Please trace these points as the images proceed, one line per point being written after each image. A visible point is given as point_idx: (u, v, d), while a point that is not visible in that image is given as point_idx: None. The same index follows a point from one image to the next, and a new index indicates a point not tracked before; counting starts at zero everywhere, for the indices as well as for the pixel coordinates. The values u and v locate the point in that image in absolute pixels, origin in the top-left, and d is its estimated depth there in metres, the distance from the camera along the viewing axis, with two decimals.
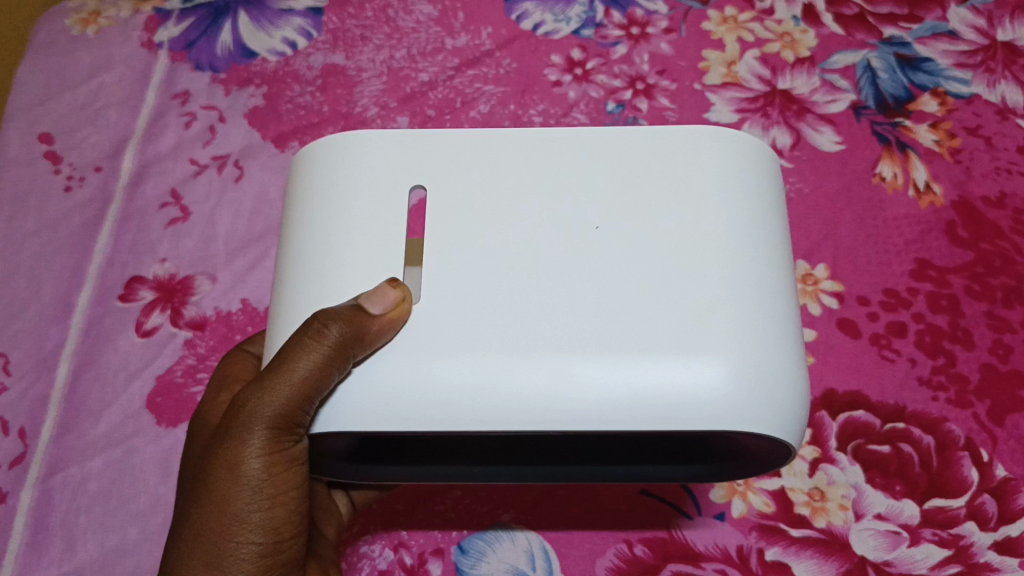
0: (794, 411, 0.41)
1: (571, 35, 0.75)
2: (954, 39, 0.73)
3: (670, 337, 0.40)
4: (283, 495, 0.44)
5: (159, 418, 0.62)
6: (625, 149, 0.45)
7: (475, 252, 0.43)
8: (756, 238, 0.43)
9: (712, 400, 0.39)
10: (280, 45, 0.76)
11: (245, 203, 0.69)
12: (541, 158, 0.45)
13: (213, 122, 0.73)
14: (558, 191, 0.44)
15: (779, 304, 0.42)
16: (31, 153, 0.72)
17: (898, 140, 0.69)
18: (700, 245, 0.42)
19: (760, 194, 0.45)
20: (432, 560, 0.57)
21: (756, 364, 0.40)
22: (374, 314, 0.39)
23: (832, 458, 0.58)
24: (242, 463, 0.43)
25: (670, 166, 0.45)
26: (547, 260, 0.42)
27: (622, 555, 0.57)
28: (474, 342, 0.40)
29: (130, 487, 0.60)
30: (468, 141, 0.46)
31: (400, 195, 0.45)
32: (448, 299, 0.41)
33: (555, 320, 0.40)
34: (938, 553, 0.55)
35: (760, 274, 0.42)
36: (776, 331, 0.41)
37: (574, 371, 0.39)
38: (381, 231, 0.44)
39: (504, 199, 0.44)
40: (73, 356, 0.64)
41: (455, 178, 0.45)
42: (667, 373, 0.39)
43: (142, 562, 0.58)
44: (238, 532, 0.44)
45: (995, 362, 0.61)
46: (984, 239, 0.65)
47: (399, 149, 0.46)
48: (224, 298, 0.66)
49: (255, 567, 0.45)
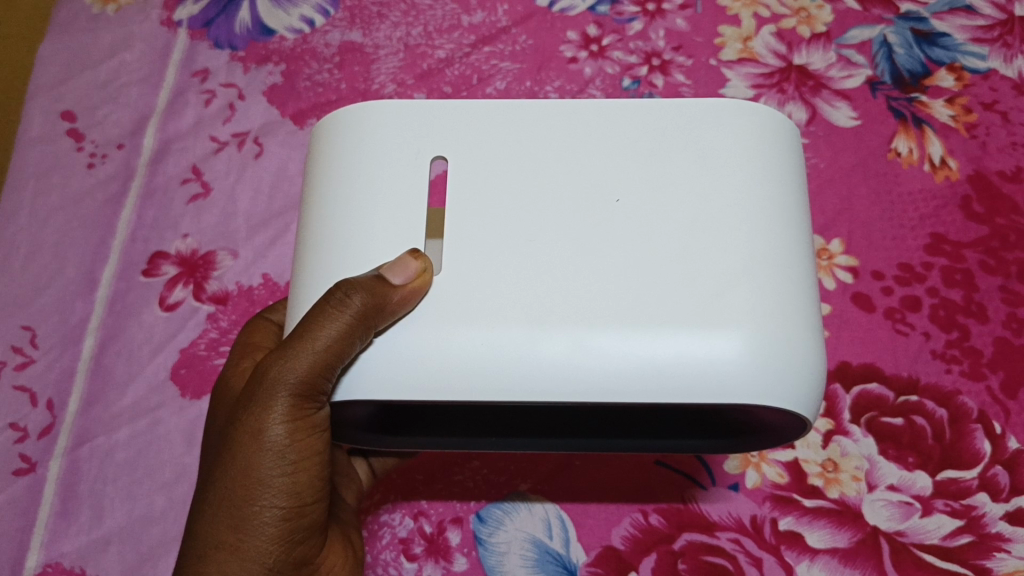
0: (812, 384, 0.41)
1: (587, 11, 0.75)
2: (971, 13, 0.73)
3: (689, 310, 0.40)
4: (306, 461, 0.45)
5: (183, 390, 0.63)
6: (646, 121, 0.46)
7: (496, 222, 0.43)
8: (773, 211, 0.43)
9: (731, 373, 0.39)
10: (298, 22, 0.76)
11: (265, 179, 0.70)
12: (563, 129, 0.46)
13: (233, 100, 0.73)
14: (579, 164, 0.45)
15: (797, 277, 0.42)
16: (54, 131, 0.73)
17: (914, 115, 0.69)
18: (719, 219, 0.43)
19: (780, 165, 0.45)
20: (451, 528, 0.58)
21: (772, 336, 0.40)
22: (395, 284, 0.40)
23: (846, 430, 0.59)
24: (266, 428, 0.44)
25: (692, 139, 0.45)
26: (568, 232, 0.43)
27: (637, 524, 0.58)
28: (498, 313, 0.41)
29: (157, 456, 0.61)
30: (489, 112, 0.47)
31: (421, 167, 0.45)
32: (469, 270, 0.42)
33: (574, 291, 0.41)
34: (950, 524, 0.56)
35: (775, 246, 0.42)
36: (794, 306, 0.41)
37: (594, 343, 0.40)
38: (403, 199, 0.44)
39: (526, 172, 0.45)
40: (98, 329, 0.66)
41: (475, 148, 0.46)
42: (686, 347, 0.40)
43: (169, 530, 0.60)
44: (260, 496, 0.45)
45: (1008, 336, 0.62)
46: (999, 214, 0.65)
47: (420, 119, 0.46)
48: (245, 273, 0.67)
49: (279, 532, 0.46)
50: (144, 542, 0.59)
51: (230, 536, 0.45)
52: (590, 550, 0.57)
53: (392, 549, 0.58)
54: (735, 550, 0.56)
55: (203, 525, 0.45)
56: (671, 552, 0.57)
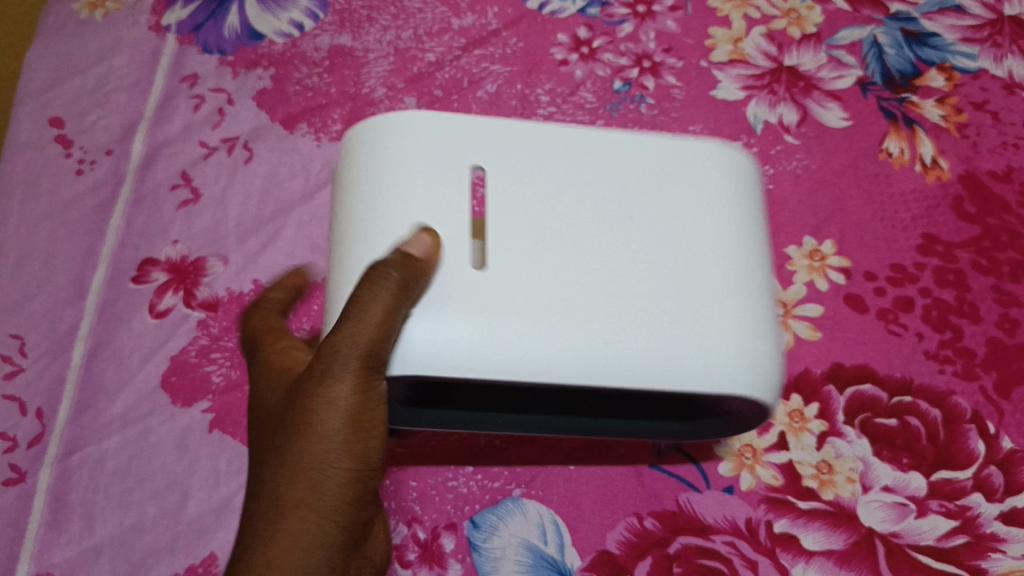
0: (778, 383, 0.47)
1: (577, 14, 0.75)
2: (961, 14, 0.73)
3: (690, 313, 0.45)
4: (373, 422, 0.42)
5: (174, 398, 0.63)
6: (652, 152, 0.51)
7: (520, 225, 0.47)
8: (751, 232, 0.50)
9: (723, 368, 0.44)
10: (287, 26, 0.76)
11: (255, 184, 0.70)
12: (580, 151, 0.50)
13: (222, 104, 0.73)
14: (594, 181, 0.49)
15: (767, 290, 0.48)
16: (42, 137, 0.72)
17: (905, 115, 0.69)
18: (712, 239, 0.48)
19: (750, 196, 0.51)
20: (445, 534, 0.57)
21: (755, 339, 0.46)
22: (419, 258, 0.42)
23: (840, 431, 0.59)
24: (332, 396, 0.41)
25: (690, 170, 0.50)
26: (583, 240, 0.47)
27: (632, 528, 0.57)
28: (524, 304, 0.44)
29: (148, 465, 0.61)
30: (514, 132, 0.50)
31: (456, 171, 0.47)
32: (499, 264, 0.45)
33: (588, 289, 0.45)
34: (945, 524, 0.56)
35: (753, 266, 0.48)
36: (767, 314, 0.47)
37: (609, 333, 0.44)
38: (440, 208, 0.46)
39: (546, 184, 0.48)
40: (87, 337, 0.65)
41: (504, 158, 0.49)
42: (688, 344, 0.44)
43: (161, 539, 0.59)
44: (329, 457, 0.41)
45: (1001, 336, 0.62)
46: (991, 214, 0.66)
47: (453, 127, 0.49)
48: (236, 279, 0.66)
49: (348, 501, 0.42)
50: (135, 552, 0.58)
51: (298, 509, 0.41)
52: (585, 554, 0.57)
53: None
54: (730, 553, 0.56)
55: (268, 499, 0.41)
56: (666, 556, 0.56)
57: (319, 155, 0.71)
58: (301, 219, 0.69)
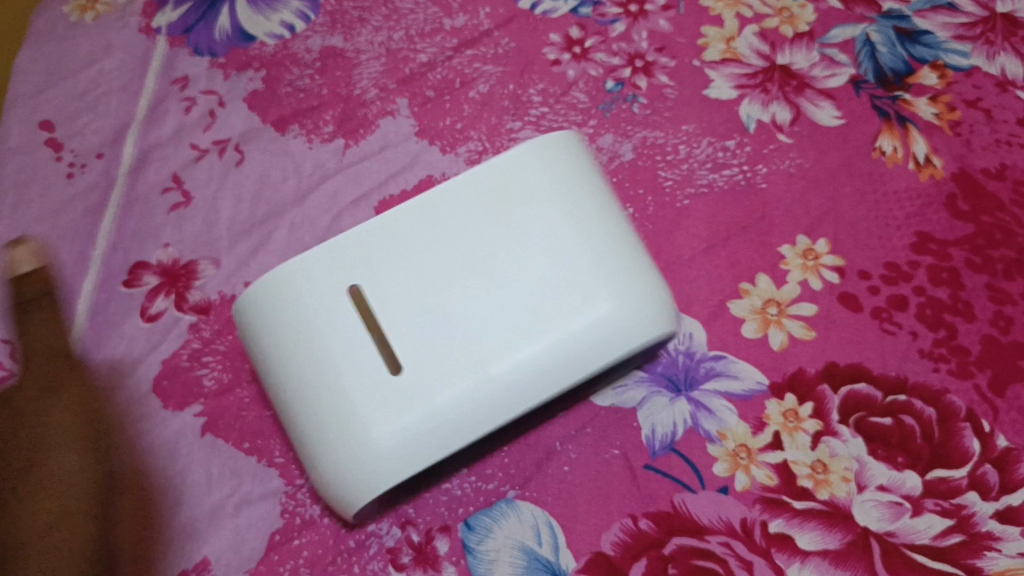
0: (667, 308, 0.53)
1: (570, 13, 0.75)
2: (953, 12, 0.74)
3: (577, 302, 0.50)
4: (75, 408, 0.58)
5: (166, 402, 0.62)
6: (473, 185, 0.53)
7: (410, 307, 0.51)
8: (593, 204, 0.54)
9: (622, 326, 0.51)
10: (278, 28, 0.76)
11: (247, 187, 0.70)
12: (418, 218, 0.53)
13: (213, 106, 0.73)
14: (446, 237, 0.52)
15: (625, 240, 0.53)
16: (32, 141, 0.72)
17: (897, 114, 0.69)
18: (562, 232, 0.52)
19: (577, 163, 0.55)
20: (439, 537, 0.58)
21: (634, 287, 0.52)
22: (27, 272, 0.59)
23: (834, 431, 0.59)
24: (42, 420, 0.56)
25: (513, 181, 0.53)
26: (467, 293, 0.51)
27: (627, 529, 0.57)
28: (451, 373, 0.49)
29: (140, 470, 0.60)
30: (356, 236, 0.53)
31: (340, 297, 0.51)
32: (411, 337, 0.50)
33: (489, 328, 0.50)
34: (941, 523, 0.56)
35: (604, 228, 0.53)
36: (638, 259, 0.53)
37: (529, 360, 0.49)
38: (349, 338, 0.50)
39: (414, 257, 0.52)
40: (79, 342, 0.65)
41: (364, 257, 0.52)
42: (590, 327, 0.50)
43: (153, 544, 0.58)
44: (54, 497, 0.53)
45: (995, 334, 0.61)
46: (985, 212, 0.65)
47: (313, 264, 0.52)
48: (228, 282, 0.66)
49: (89, 530, 0.55)
50: (128, 558, 0.58)
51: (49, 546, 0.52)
52: (580, 556, 0.56)
53: (379, 559, 0.57)
54: (726, 553, 0.56)
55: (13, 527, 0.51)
56: (662, 557, 0.56)
57: (310, 157, 0.71)
58: (292, 221, 0.68)
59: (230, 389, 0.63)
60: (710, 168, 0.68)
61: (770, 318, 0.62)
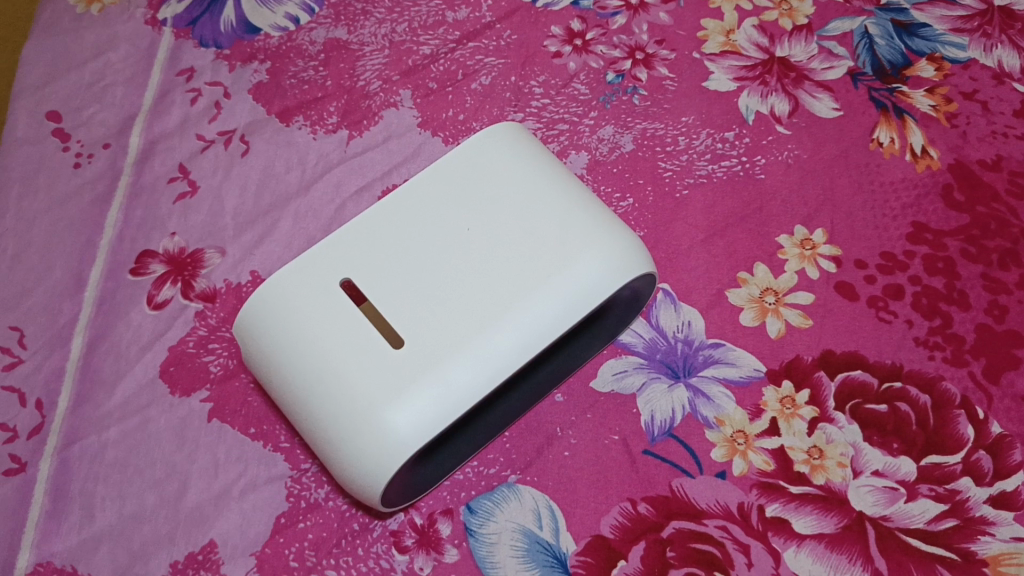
0: (640, 254, 0.57)
1: (571, 6, 0.76)
2: (951, 5, 0.75)
3: (555, 257, 0.54)
4: None
5: (172, 388, 0.63)
6: (442, 176, 0.58)
7: (403, 290, 0.54)
8: (555, 177, 0.58)
9: (601, 275, 0.54)
10: (283, 20, 0.77)
11: (251, 177, 0.70)
12: (396, 213, 0.56)
13: (218, 98, 0.74)
14: (427, 226, 0.56)
15: (591, 203, 0.58)
16: (40, 131, 0.73)
17: (895, 105, 0.70)
18: (531, 200, 0.56)
19: (532, 149, 0.60)
20: (441, 520, 0.58)
21: (606, 238, 0.55)
22: None
23: (830, 417, 0.60)
24: None
25: (479, 168, 0.58)
26: (455, 272, 0.54)
27: (626, 513, 0.58)
28: (452, 336, 0.52)
29: (147, 455, 0.61)
30: (339, 240, 0.56)
31: (333, 294, 0.54)
32: (408, 314, 0.53)
33: (479, 295, 0.53)
34: (935, 508, 0.57)
35: (568, 194, 0.57)
36: (605, 217, 0.57)
37: (524, 316, 0.52)
38: (349, 326, 0.52)
39: (398, 247, 0.55)
40: (86, 329, 0.65)
41: (351, 255, 0.55)
42: (571, 278, 0.53)
43: (159, 528, 0.59)
44: None
45: (990, 322, 0.62)
46: (980, 203, 0.66)
47: (303, 270, 0.55)
48: (233, 271, 0.67)
49: None
50: (135, 541, 0.59)
51: None
52: (580, 539, 0.57)
53: (383, 542, 0.58)
54: (723, 537, 0.56)
55: None
56: (659, 540, 0.57)
57: (314, 148, 0.71)
58: (295, 212, 0.69)
59: (235, 375, 0.64)
60: (709, 159, 0.69)
61: (768, 306, 0.63)
